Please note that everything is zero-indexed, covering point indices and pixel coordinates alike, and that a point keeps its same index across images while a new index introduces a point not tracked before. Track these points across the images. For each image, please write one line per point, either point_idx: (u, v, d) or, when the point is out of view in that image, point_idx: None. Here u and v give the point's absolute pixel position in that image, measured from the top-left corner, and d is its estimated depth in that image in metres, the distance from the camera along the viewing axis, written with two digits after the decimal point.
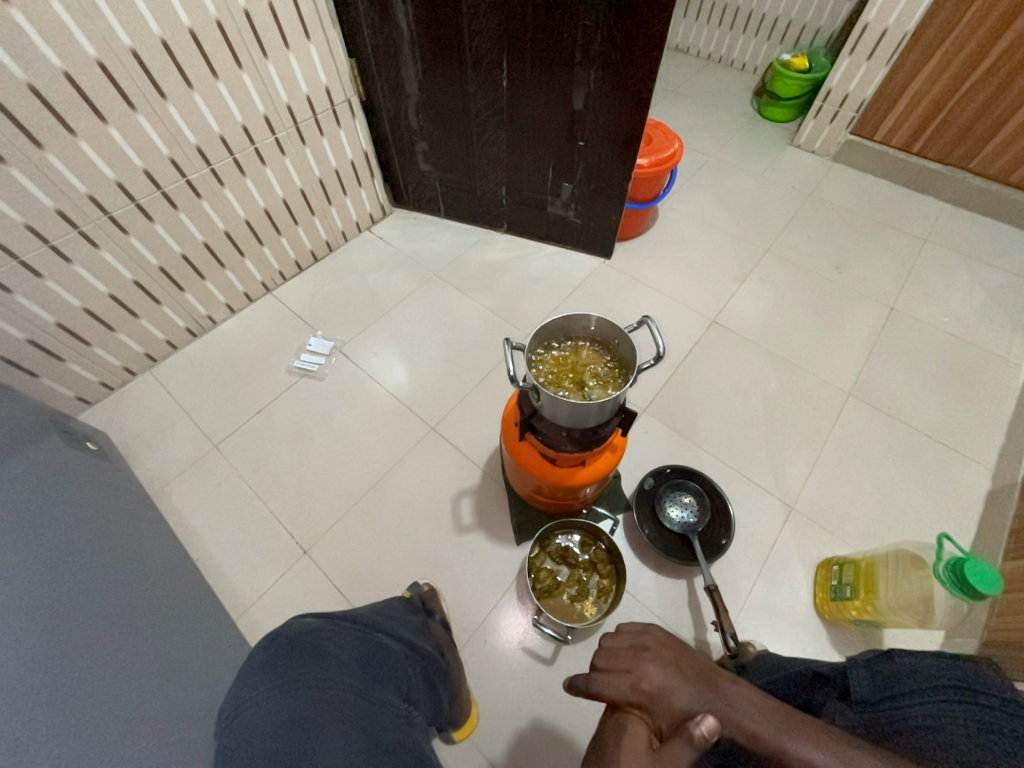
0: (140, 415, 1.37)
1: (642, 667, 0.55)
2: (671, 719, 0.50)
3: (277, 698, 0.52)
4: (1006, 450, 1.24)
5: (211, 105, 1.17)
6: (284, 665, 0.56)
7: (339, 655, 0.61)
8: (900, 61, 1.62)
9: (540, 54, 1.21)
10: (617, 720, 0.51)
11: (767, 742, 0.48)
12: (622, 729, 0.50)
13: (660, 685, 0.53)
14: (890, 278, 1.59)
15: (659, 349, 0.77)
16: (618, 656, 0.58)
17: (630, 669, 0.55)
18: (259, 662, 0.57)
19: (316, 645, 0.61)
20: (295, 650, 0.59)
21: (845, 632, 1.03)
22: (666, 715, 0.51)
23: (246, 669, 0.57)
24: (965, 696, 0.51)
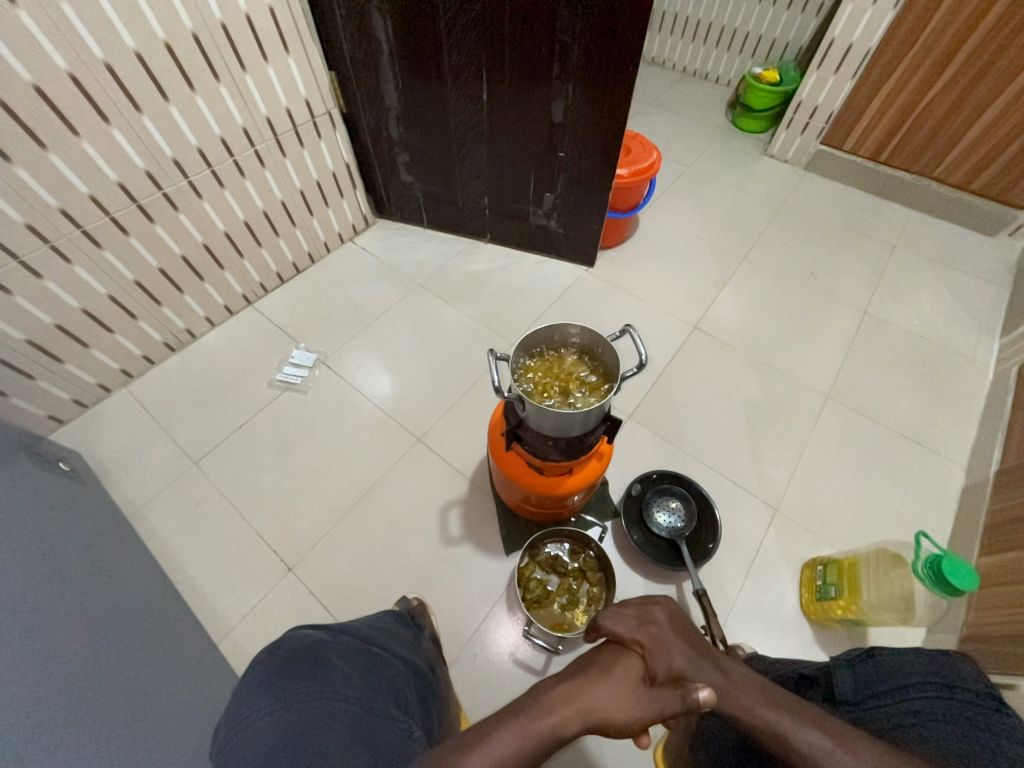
0: (115, 432, 1.33)
1: (652, 617, 0.59)
2: (668, 669, 0.53)
3: (276, 713, 0.54)
4: (977, 447, 1.28)
5: (188, 117, 1.15)
6: (287, 681, 0.58)
7: (344, 666, 0.64)
8: (864, 75, 1.69)
9: (519, 68, 1.23)
10: (612, 649, 0.55)
11: (765, 724, 0.49)
12: (616, 655, 0.54)
13: (664, 638, 0.56)
14: (862, 282, 1.64)
15: (641, 357, 0.78)
16: (626, 608, 0.62)
17: (640, 616, 0.59)
18: (260, 673, 0.60)
19: (317, 657, 0.63)
20: (294, 667, 0.61)
21: (832, 631, 1.04)
22: (662, 663, 0.54)
23: (244, 682, 0.61)
24: (944, 693, 0.51)
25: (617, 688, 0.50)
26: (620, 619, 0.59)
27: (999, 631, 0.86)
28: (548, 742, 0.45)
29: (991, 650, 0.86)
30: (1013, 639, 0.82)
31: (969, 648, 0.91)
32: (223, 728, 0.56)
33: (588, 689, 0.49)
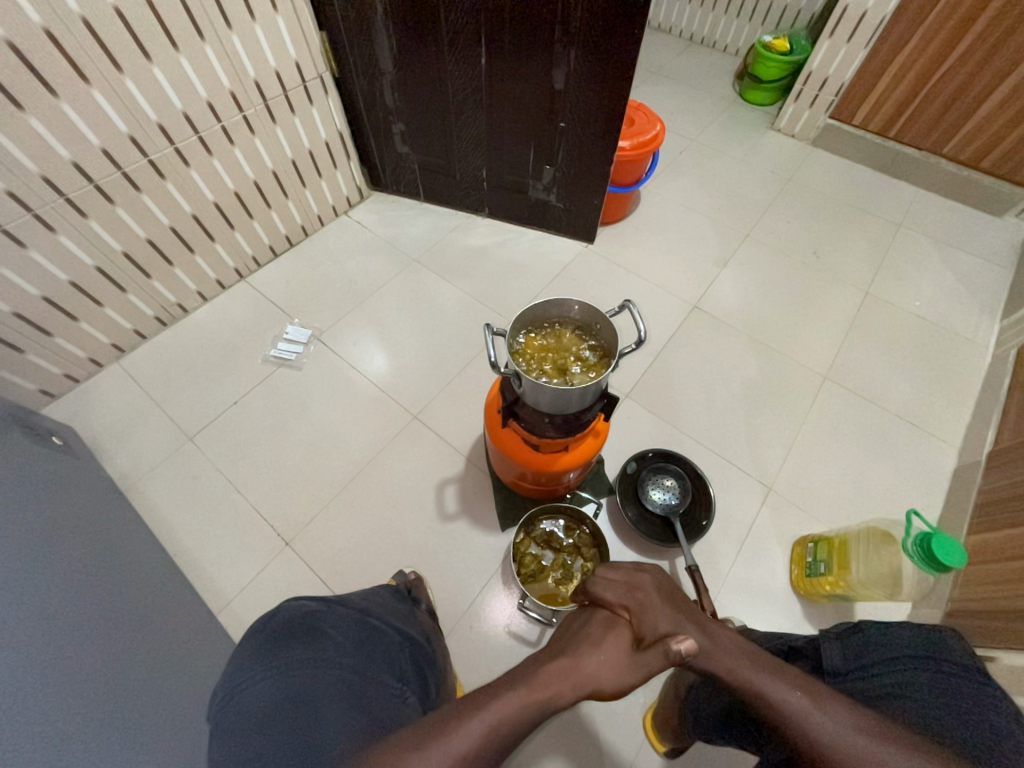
0: (108, 407, 1.32)
1: (640, 580, 0.60)
2: (654, 631, 0.54)
3: (273, 676, 0.56)
4: (971, 428, 1.28)
5: (172, 80, 1.10)
6: (280, 646, 0.60)
7: (339, 635, 0.65)
8: (878, 45, 1.63)
9: (519, 31, 1.18)
10: (600, 616, 0.56)
11: (748, 683, 0.49)
12: (605, 622, 0.55)
13: (650, 603, 0.57)
14: (865, 262, 1.62)
15: (640, 334, 0.76)
16: (615, 572, 0.62)
17: (628, 580, 0.60)
18: (253, 644, 0.62)
19: (311, 628, 0.65)
20: (285, 636, 0.62)
21: (820, 606, 1.07)
22: (649, 625, 0.55)
23: (242, 649, 0.62)
24: (930, 665, 0.52)
25: (607, 656, 0.51)
26: (608, 583, 0.60)
27: (987, 605, 0.88)
28: (543, 713, 0.46)
29: (975, 625, 0.88)
30: (1000, 615, 0.84)
31: (953, 622, 0.93)
32: (219, 696, 0.57)
33: (580, 659, 0.50)
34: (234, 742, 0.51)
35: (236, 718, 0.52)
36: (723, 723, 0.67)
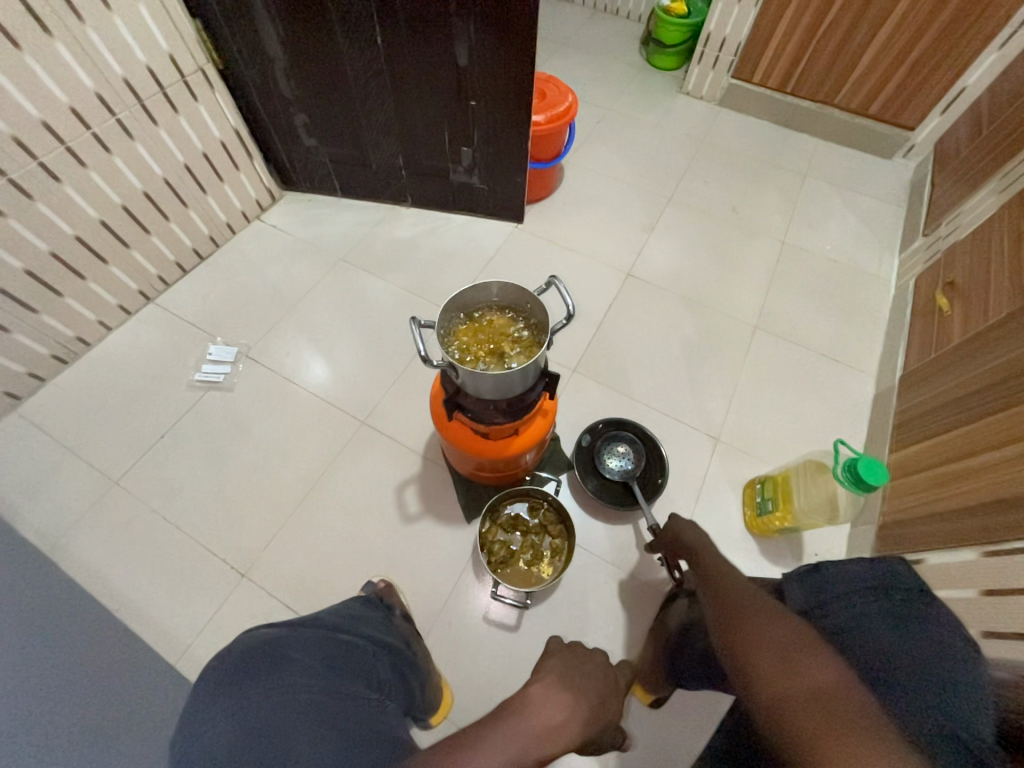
0: (12, 463, 1.18)
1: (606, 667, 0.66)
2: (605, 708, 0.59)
3: (239, 707, 0.52)
4: (884, 356, 1.40)
5: (21, 84, 0.97)
6: (241, 680, 0.56)
7: (306, 656, 0.62)
8: (767, 1, 1.69)
9: (412, 4, 1.11)
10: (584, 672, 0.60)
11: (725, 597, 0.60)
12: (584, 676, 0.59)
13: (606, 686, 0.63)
14: (779, 214, 1.70)
15: (569, 307, 0.76)
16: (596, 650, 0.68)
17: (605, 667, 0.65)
18: (210, 682, 0.57)
19: (274, 655, 0.61)
20: (247, 667, 0.58)
21: (773, 541, 1.14)
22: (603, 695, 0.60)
23: (199, 689, 0.57)
24: (882, 597, 0.56)
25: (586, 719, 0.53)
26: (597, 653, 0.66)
27: (916, 512, 0.97)
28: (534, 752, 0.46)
29: (905, 533, 0.97)
30: (925, 522, 0.93)
31: (886, 534, 1.02)
32: (181, 734, 0.53)
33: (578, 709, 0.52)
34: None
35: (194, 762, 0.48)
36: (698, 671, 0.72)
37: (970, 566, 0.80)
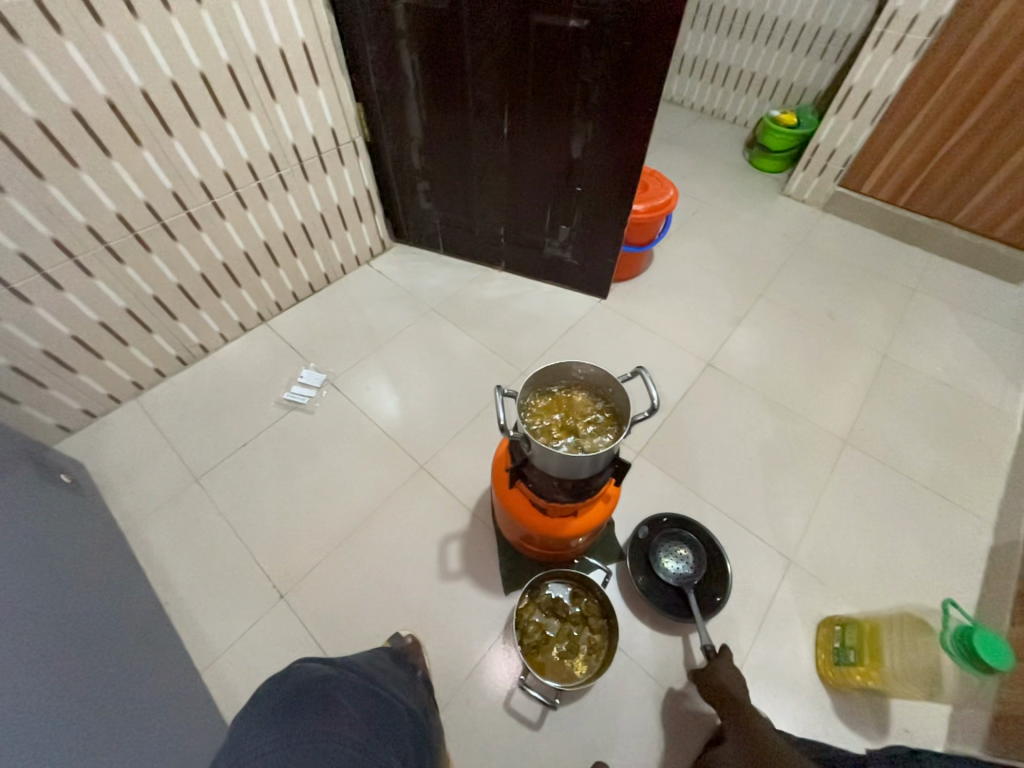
0: (120, 445, 1.33)
1: None
2: None
3: (282, 751, 0.51)
4: (1005, 504, 1.21)
5: (217, 143, 1.19)
6: (290, 717, 0.55)
7: (350, 706, 0.60)
8: (884, 120, 1.70)
9: (540, 104, 1.25)
10: None
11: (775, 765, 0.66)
12: None
13: None
14: (881, 325, 1.61)
15: (652, 400, 0.74)
16: None
17: None
18: (263, 708, 0.57)
19: (323, 695, 0.60)
20: (299, 703, 0.57)
21: (849, 699, 0.97)
22: None
23: (250, 712, 0.58)
24: None
25: None
26: None
27: None
28: None
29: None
30: None
31: (1003, 729, 0.83)
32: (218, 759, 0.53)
33: None
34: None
35: None
36: None
37: None
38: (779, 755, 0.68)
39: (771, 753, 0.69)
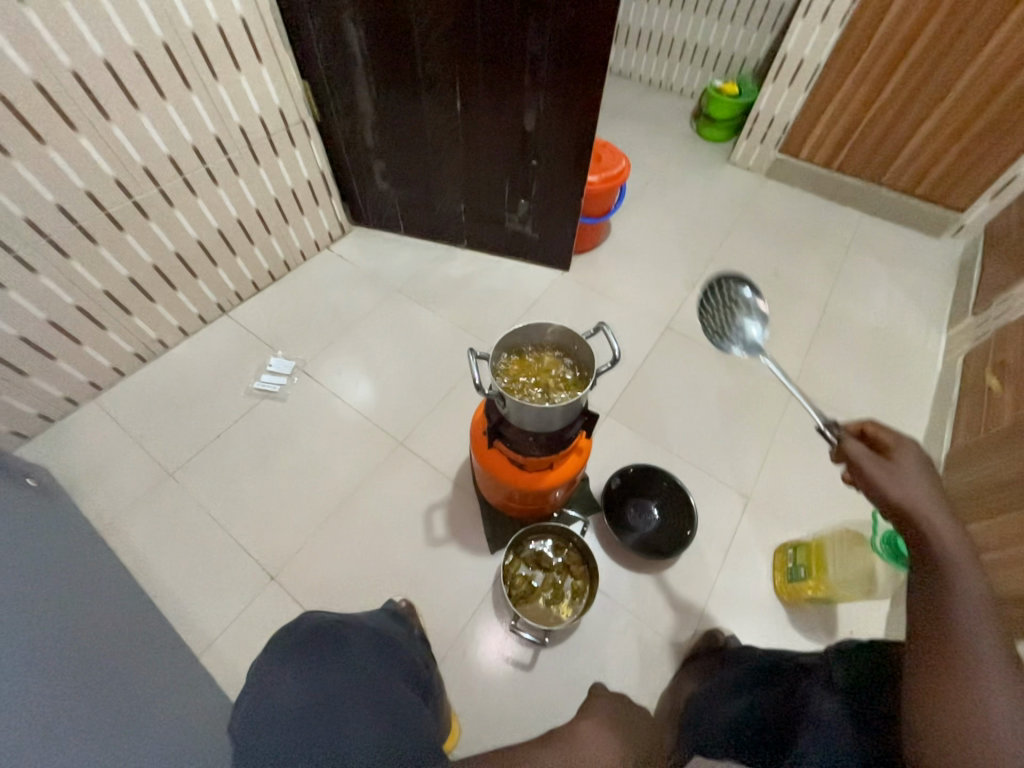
0: (84, 446, 1.29)
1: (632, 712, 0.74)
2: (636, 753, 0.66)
3: (300, 677, 0.56)
4: (930, 432, 1.36)
5: (159, 126, 1.15)
6: (308, 650, 0.60)
7: (360, 643, 0.66)
8: (817, 87, 1.81)
9: (491, 77, 1.27)
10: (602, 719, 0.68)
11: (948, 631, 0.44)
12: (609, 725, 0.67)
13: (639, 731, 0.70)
14: (821, 281, 1.73)
15: (614, 353, 0.80)
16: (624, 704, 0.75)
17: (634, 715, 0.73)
18: (280, 648, 0.62)
19: (333, 634, 0.65)
20: (313, 640, 0.62)
21: (804, 611, 1.09)
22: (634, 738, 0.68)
23: (267, 654, 0.62)
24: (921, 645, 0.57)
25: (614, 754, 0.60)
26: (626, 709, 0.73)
27: None
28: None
29: None
30: None
31: None
32: (240, 702, 0.57)
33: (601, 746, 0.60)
34: (263, 744, 0.49)
35: (265, 711, 0.52)
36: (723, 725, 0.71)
37: None
38: (972, 609, 0.44)
39: (957, 604, 0.45)
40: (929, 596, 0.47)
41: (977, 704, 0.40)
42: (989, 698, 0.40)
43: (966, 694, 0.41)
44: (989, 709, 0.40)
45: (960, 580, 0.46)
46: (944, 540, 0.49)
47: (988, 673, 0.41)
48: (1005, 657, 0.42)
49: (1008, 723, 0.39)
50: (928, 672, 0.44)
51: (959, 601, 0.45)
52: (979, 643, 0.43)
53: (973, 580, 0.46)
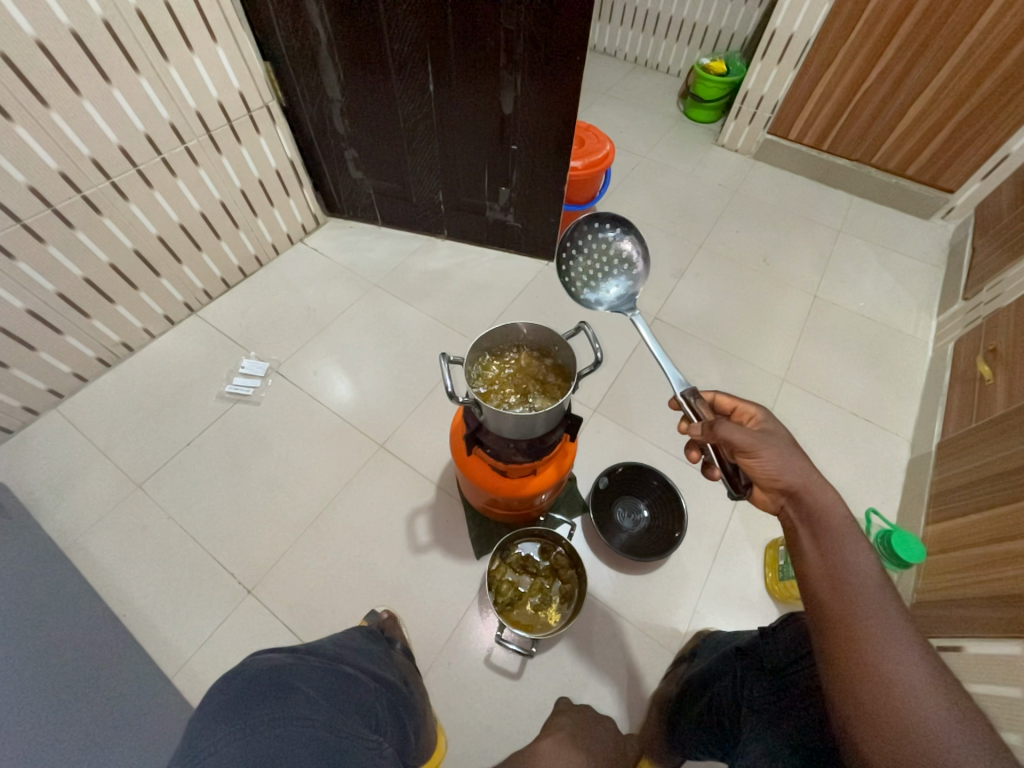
0: (46, 458, 1.23)
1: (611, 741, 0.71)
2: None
3: (241, 740, 0.51)
4: (920, 420, 1.35)
5: (106, 113, 1.06)
6: (249, 705, 0.55)
7: (311, 685, 0.62)
8: (806, 64, 1.74)
9: (464, 57, 1.19)
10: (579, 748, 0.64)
11: (841, 593, 0.49)
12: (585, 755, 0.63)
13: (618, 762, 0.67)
14: (811, 267, 1.70)
15: (596, 354, 0.75)
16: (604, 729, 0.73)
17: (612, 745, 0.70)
18: (217, 704, 0.56)
19: (281, 681, 0.60)
20: (257, 691, 0.57)
21: (794, 608, 1.08)
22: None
23: (201, 711, 0.56)
24: None
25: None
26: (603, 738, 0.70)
27: (953, 595, 0.90)
28: None
29: (939, 616, 0.91)
30: (961, 603, 0.87)
31: (920, 613, 0.96)
32: (176, 764, 0.51)
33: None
34: None
35: None
36: (701, 733, 0.73)
37: (1010, 661, 0.72)
38: (865, 580, 0.49)
39: (849, 574, 0.50)
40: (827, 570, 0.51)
41: (882, 669, 0.44)
42: (889, 655, 0.44)
43: (872, 657, 0.44)
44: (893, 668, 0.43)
45: (852, 553, 0.51)
46: (832, 517, 0.54)
47: (893, 638, 0.45)
48: (899, 618, 0.46)
49: (906, 676, 0.43)
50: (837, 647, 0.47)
51: (851, 573, 0.50)
52: (873, 609, 0.47)
53: (860, 548, 0.51)
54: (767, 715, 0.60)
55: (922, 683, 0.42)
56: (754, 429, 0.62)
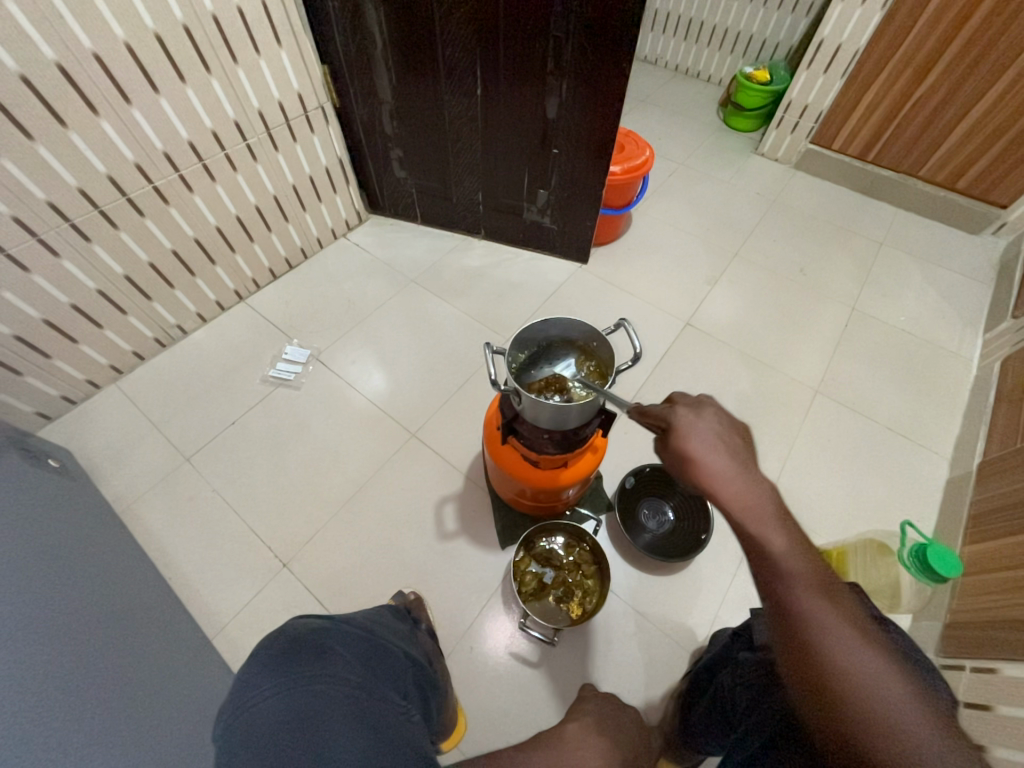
0: (105, 428, 1.31)
1: (635, 732, 0.72)
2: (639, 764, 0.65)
3: (284, 690, 0.55)
4: (961, 440, 1.31)
5: (178, 110, 1.14)
6: (290, 662, 0.59)
7: (346, 649, 0.66)
8: (854, 74, 1.72)
9: (513, 61, 1.23)
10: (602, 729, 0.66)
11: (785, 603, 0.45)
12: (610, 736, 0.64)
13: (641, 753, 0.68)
14: (850, 279, 1.67)
15: (636, 349, 0.76)
16: (628, 720, 0.74)
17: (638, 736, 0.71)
18: (261, 662, 0.60)
19: (318, 643, 0.64)
20: (297, 650, 0.61)
21: None
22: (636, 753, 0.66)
23: (249, 665, 0.59)
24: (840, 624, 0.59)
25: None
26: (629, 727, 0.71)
27: (989, 617, 0.87)
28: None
29: (972, 637, 0.89)
30: (997, 626, 0.85)
31: (952, 635, 0.93)
32: (227, 710, 0.55)
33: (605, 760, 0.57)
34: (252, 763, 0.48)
35: (248, 735, 0.51)
36: (711, 733, 0.73)
37: None
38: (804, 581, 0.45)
39: (787, 580, 0.45)
40: (766, 580, 0.46)
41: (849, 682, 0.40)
42: (854, 666, 0.41)
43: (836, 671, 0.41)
44: (861, 677, 0.40)
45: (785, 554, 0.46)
46: (754, 514, 0.49)
47: (846, 644, 0.41)
48: (847, 621, 0.43)
49: (876, 686, 0.40)
50: (799, 671, 0.43)
51: (787, 578, 0.45)
52: (819, 612, 0.43)
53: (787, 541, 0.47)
54: (759, 692, 0.63)
55: (892, 688, 0.39)
56: (677, 422, 0.57)
